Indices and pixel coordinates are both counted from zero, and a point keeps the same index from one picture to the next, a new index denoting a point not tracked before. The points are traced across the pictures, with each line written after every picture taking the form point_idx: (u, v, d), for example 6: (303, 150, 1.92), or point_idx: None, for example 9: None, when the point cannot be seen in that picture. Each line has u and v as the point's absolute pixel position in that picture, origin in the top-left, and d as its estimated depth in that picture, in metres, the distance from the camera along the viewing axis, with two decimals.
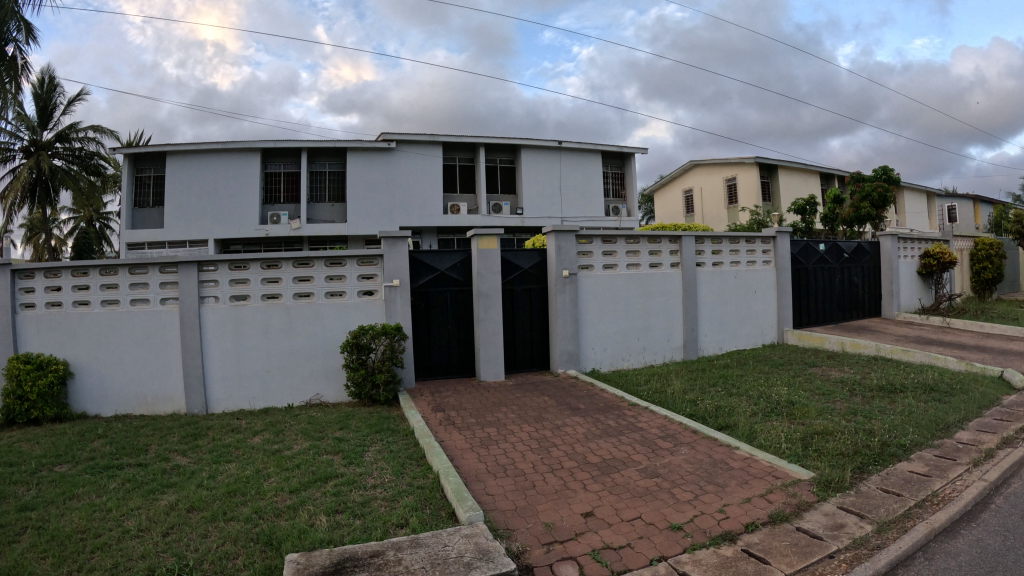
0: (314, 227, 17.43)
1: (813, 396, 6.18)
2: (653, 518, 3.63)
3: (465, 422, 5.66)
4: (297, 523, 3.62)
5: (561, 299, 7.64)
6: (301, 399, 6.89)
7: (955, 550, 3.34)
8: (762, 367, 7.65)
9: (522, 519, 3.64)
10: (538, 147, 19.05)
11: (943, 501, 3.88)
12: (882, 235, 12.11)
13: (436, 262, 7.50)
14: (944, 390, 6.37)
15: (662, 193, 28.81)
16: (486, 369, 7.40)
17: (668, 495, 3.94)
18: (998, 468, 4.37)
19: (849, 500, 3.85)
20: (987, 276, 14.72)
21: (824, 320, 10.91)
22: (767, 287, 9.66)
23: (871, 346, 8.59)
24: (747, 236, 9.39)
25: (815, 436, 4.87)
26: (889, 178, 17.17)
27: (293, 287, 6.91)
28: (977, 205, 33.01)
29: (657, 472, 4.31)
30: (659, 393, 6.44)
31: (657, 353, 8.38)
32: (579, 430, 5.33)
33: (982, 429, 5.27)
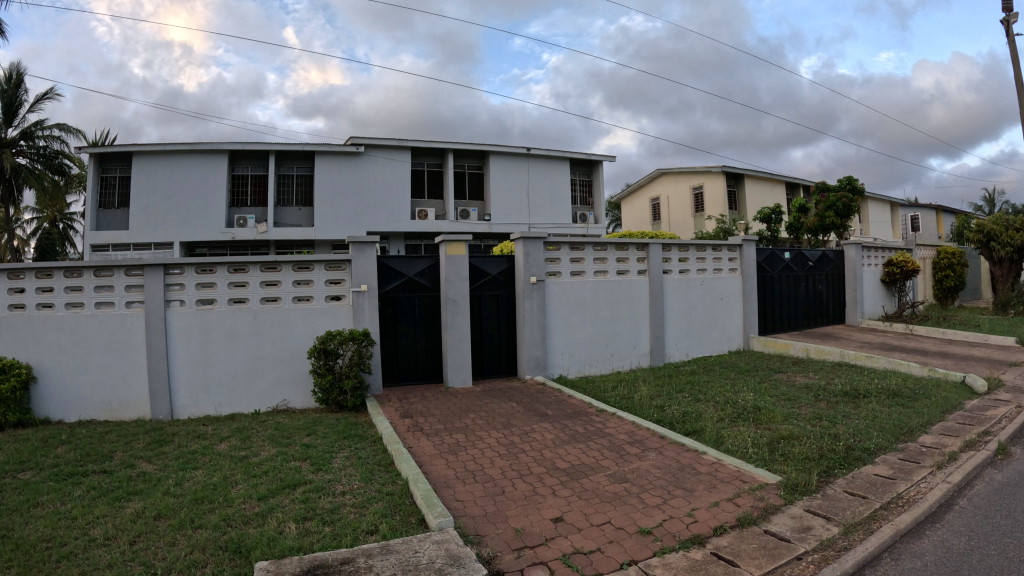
0: (281, 230, 17.27)
1: (779, 402, 6.27)
2: (623, 523, 3.65)
3: (434, 428, 5.65)
4: (266, 530, 3.57)
5: (529, 305, 7.67)
6: (268, 405, 6.81)
7: (920, 550, 3.41)
8: (727, 373, 7.75)
9: (492, 524, 3.65)
10: (506, 153, 19.12)
11: (908, 503, 3.96)
12: (846, 244, 12.35)
13: (404, 268, 7.48)
14: (907, 395, 6.52)
15: (630, 201, 29.05)
16: (453, 375, 7.38)
17: (637, 499, 3.97)
18: (960, 469, 4.47)
19: (816, 503, 3.92)
20: (949, 285, 15.11)
21: (789, 328, 11.09)
22: (732, 294, 9.79)
23: (834, 352, 8.75)
24: (713, 245, 9.52)
25: (782, 441, 4.94)
26: (853, 189, 17.53)
27: (261, 292, 6.85)
28: (940, 214, 33.82)
29: (626, 478, 4.34)
30: (625, 400, 6.49)
31: (624, 360, 8.44)
32: (547, 436, 5.35)
33: (945, 433, 5.39)
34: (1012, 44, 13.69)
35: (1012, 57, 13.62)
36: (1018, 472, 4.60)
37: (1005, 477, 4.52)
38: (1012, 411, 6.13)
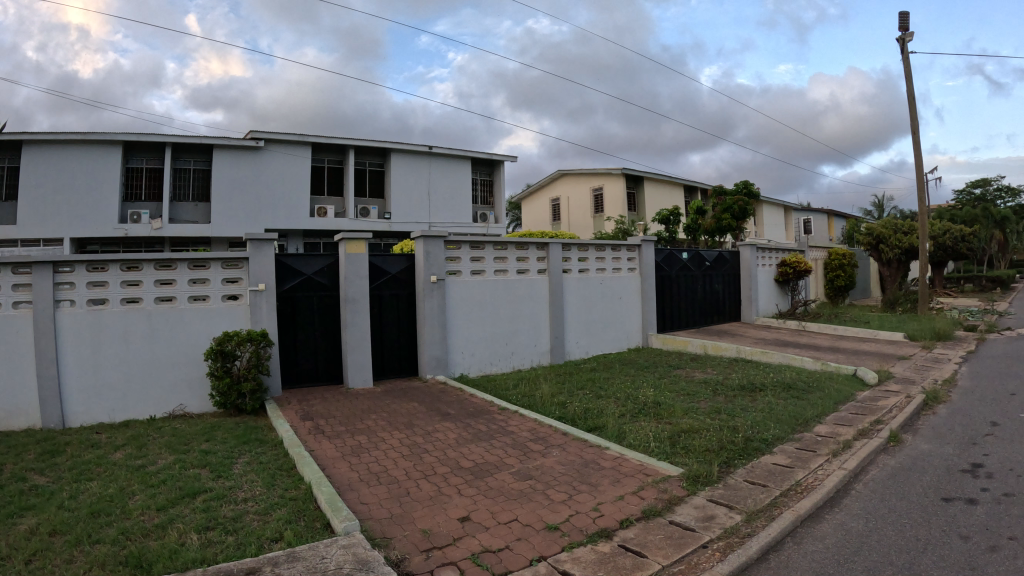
0: (178, 227, 16.52)
1: (679, 396, 6.50)
2: (529, 519, 3.69)
3: (335, 430, 5.53)
4: (167, 542, 3.40)
5: (429, 304, 7.63)
6: (164, 410, 6.50)
7: (822, 534, 3.61)
8: (626, 370, 7.95)
9: (398, 526, 3.61)
10: (409, 151, 18.96)
11: (807, 489, 4.18)
12: (742, 245, 12.95)
13: (303, 266, 7.32)
14: (801, 388, 6.90)
15: (531, 201, 29.42)
16: (355, 376, 7.25)
17: (541, 496, 4.02)
18: (855, 456, 4.76)
19: (718, 492, 4.08)
20: (840, 284, 16.10)
21: (687, 325, 11.52)
22: (631, 293, 10.08)
23: (731, 348, 9.16)
24: (612, 245, 9.78)
25: (682, 435, 5.13)
26: (749, 193, 18.38)
27: (154, 291, 6.52)
28: (831, 218, 35.97)
29: (529, 475, 4.39)
30: (528, 397, 6.57)
31: (525, 358, 8.54)
32: (450, 435, 5.35)
33: (838, 423, 5.74)
34: (907, 61, 14.74)
35: (905, 72, 14.69)
36: (905, 457, 4.96)
37: (894, 461, 4.85)
38: (897, 402, 6.61)
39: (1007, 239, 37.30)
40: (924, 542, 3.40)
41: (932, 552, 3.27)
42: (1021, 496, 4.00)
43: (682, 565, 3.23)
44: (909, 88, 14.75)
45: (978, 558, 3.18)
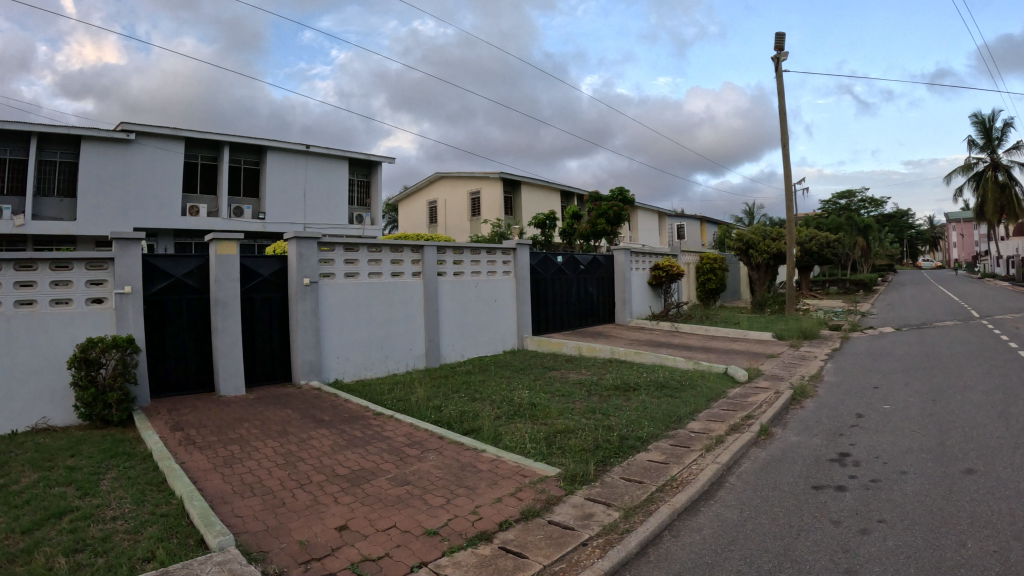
0: (41, 224, 15.25)
1: (555, 398, 6.63)
2: (408, 525, 3.65)
3: (208, 440, 5.27)
4: (31, 569, 3.10)
5: (302, 307, 7.41)
6: (24, 424, 5.93)
7: (697, 525, 3.78)
8: (502, 372, 8.06)
9: (274, 539, 3.47)
10: (285, 149, 18.43)
11: (682, 484, 4.36)
12: (616, 249, 13.42)
13: (171, 268, 6.93)
14: (675, 387, 7.21)
15: (406, 205, 29.18)
16: (225, 383, 6.96)
17: (420, 501, 3.99)
18: (727, 450, 5.03)
19: (595, 491, 4.20)
20: (711, 286, 17.02)
21: (562, 327, 11.80)
22: (506, 296, 10.24)
23: (605, 350, 9.45)
24: (487, 249, 9.89)
25: (557, 435, 5.24)
26: (623, 199, 19.18)
27: (14, 294, 5.93)
28: (704, 224, 38.06)
29: (407, 480, 4.35)
30: (403, 401, 6.51)
31: (400, 362, 8.45)
32: (325, 442, 5.22)
33: (710, 419, 6.05)
34: (781, 79, 15.72)
35: (779, 90, 15.68)
36: (776, 449, 5.29)
37: (764, 454, 5.16)
38: (768, 397, 7.05)
39: (865, 241, 40.74)
40: (796, 529, 3.63)
41: (805, 537, 3.50)
42: (883, 481, 4.37)
43: (562, 563, 3.29)
44: (781, 104, 15.76)
45: (850, 541, 3.43)
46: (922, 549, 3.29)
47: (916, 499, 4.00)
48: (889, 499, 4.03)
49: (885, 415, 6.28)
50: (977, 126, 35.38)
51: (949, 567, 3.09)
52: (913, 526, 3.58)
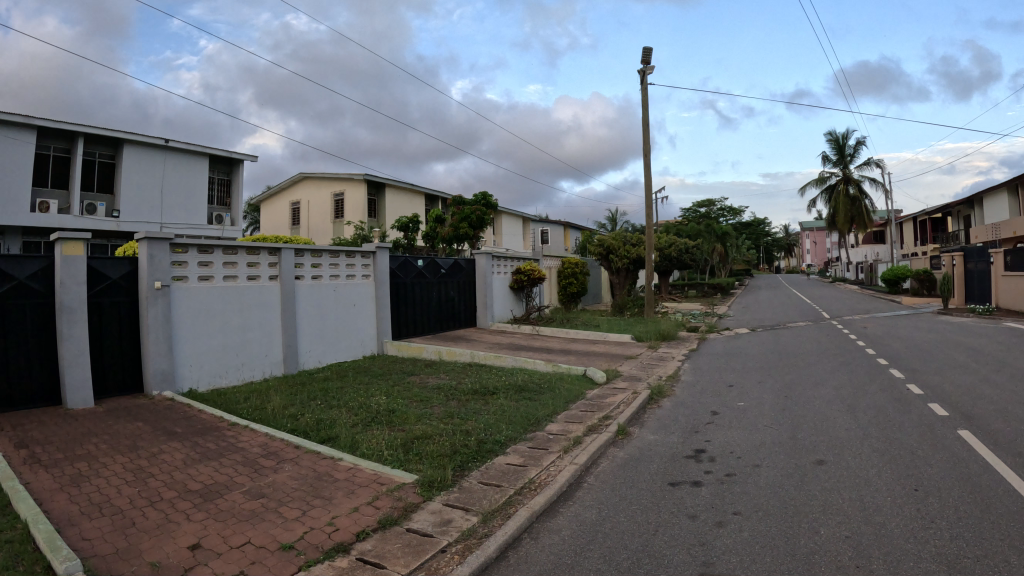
0: None
1: (414, 403, 6.57)
2: (263, 541, 3.49)
3: (53, 459, 4.85)
4: None
5: (152, 313, 6.94)
6: None
7: (557, 526, 3.83)
8: (361, 378, 7.87)
9: (125, 562, 3.23)
10: (143, 143, 17.46)
11: (541, 486, 4.41)
12: (478, 253, 13.57)
13: (13, 270, 6.35)
14: (533, 389, 7.35)
15: (267, 205, 28.31)
16: (72, 395, 6.47)
17: (275, 515, 3.83)
18: (585, 451, 5.14)
19: (453, 496, 4.19)
20: (573, 290, 17.57)
21: (422, 331, 11.80)
22: (365, 300, 10.09)
23: (465, 354, 9.52)
24: (346, 252, 9.71)
25: (415, 441, 5.20)
26: (486, 204, 19.26)
27: None
28: (568, 230, 39.65)
29: (262, 493, 4.18)
30: (258, 411, 6.24)
31: (257, 369, 8.07)
32: (178, 456, 4.92)
33: (569, 420, 6.22)
34: (646, 91, 16.45)
35: (643, 101, 16.37)
36: (634, 448, 5.46)
37: (623, 453, 5.32)
38: (626, 397, 7.35)
39: (723, 247, 43.32)
40: (657, 525, 3.75)
41: (665, 533, 3.63)
42: (738, 475, 4.65)
43: (421, 572, 3.24)
44: (645, 116, 16.48)
45: (708, 534, 3.60)
46: (775, 539, 3.51)
47: (768, 491, 4.28)
48: (744, 493, 4.27)
49: (740, 412, 6.72)
50: (832, 143, 38.26)
51: (803, 555, 3.32)
52: (766, 518, 3.81)
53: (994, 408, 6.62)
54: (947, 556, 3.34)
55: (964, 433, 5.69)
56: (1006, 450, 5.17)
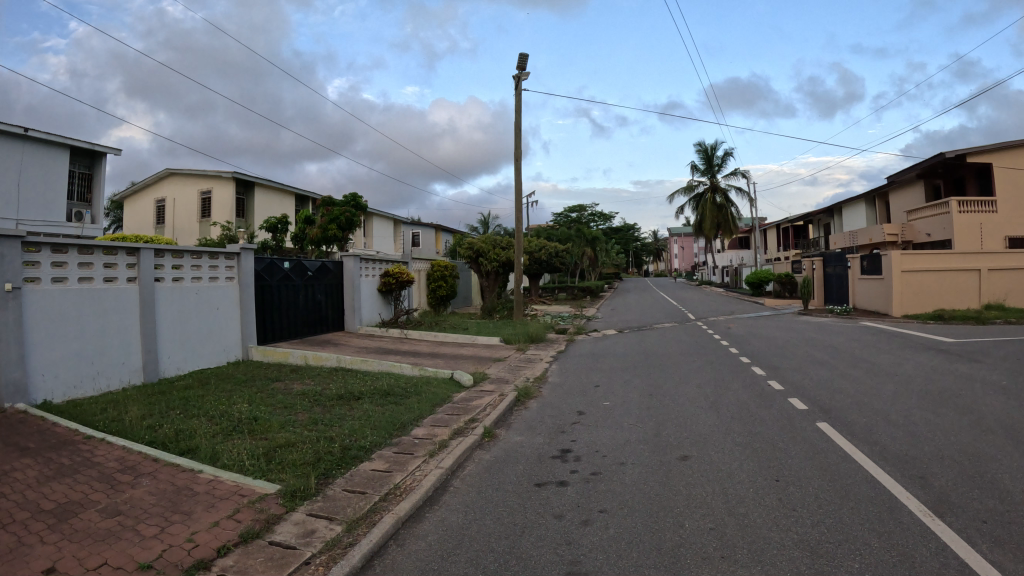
0: None
1: (276, 410, 6.41)
2: (120, 561, 3.30)
3: None
4: None
5: (2, 317, 6.34)
6: None
7: (424, 532, 3.89)
8: (223, 385, 7.53)
9: None
10: (3, 130, 15.99)
11: (404, 492, 4.48)
12: (345, 256, 13.49)
13: None
14: (398, 394, 7.38)
15: (124, 200, 26.74)
16: None
17: (133, 533, 3.63)
18: (451, 455, 5.27)
19: (316, 506, 4.18)
20: (441, 293, 17.78)
21: (289, 335, 11.59)
22: (229, 304, 9.73)
23: (331, 359, 9.57)
24: (209, 252, 9.36)
25: (278, 449, 5.10)
26: (356, 205, 18.44)
27: None
28: (438, 233, 40.49)
29: (119, 510, 3.94)
30: (115, 422, 5.85)
31: (114, 378, 7.53)
32: (26, 473, 4.54)
33: (434, 424, 6.35)
34: (520, 97, 16.86)
35: (517, 107, 16.78)
36: (500, 450, 5.69)
37: (488, 455, 5.52)
38: (492, 400, 7.61)
39: (593, 252, 44.95)
40: (524, 526, 3.87)
41: (531, 534, 3.74)
42: (603, 473, 4.87)
43: None
44: (518, 122, 16.90)
45: (574, 532, 3.75)
46: (640, 535, 3.69)
47: (631, 488, 4.50)
48: (609, 490, 4.48)
49: (605, 411, 7.06)
50: (701, 154, 40.33)
51: (668, 548, 3.49)
52: (631, 514, 4.00)
53: (849, 401, 7.19)
54: (810, 543, 3.55)
55: (822, 426, 6.13)
56: (863, 441, 5.60)
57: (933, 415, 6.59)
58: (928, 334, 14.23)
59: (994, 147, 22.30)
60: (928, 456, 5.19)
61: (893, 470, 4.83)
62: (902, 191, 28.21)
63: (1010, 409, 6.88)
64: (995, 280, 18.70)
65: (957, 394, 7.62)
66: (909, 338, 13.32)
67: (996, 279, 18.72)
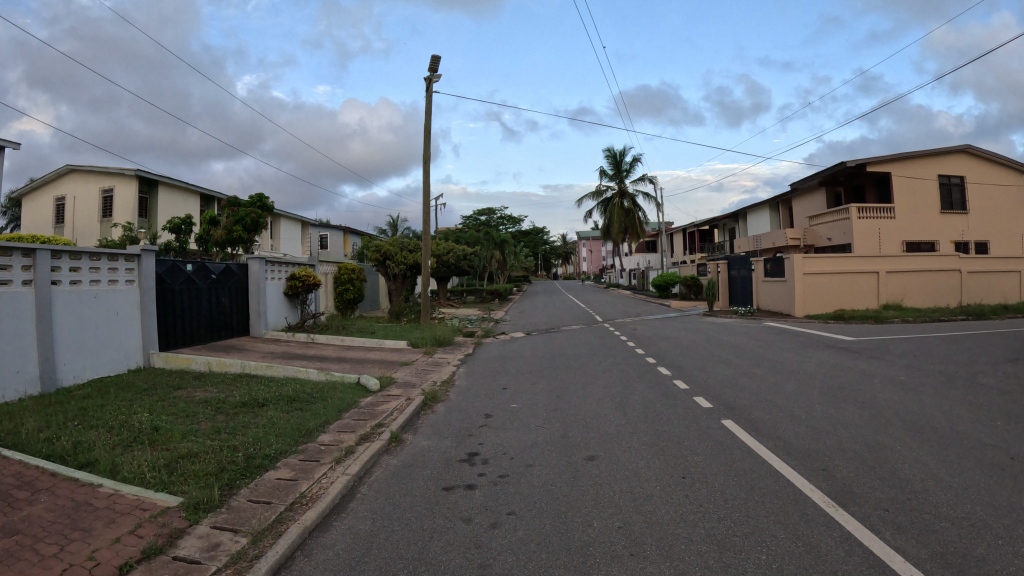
0: None
1: (177, 419, 6.14)
2: None
3: None
4: None
5: None
6: None
7: (330, 541, 3.82)
8: (121, 394, 7.14)
9: None
10: None
11: (311, 501, 4.39)
12: (250, 258, 13.10)
13: None
14: (303, 400, 7.22)
15: (21, 198, 25.14)
16: None
17: (28, 553, 3.39)
18: (358, 461, 5.21)
19: (221, 518, 4.02)
20: (349, 297, 17.58)
21: (192, 341, 11.14)
22: (129, 308, 9.25)
23: (235, 364, 9.27)
24: (107, 253, 8.88)
25: (180, 460, 4.89)
26: (262, 206, 17.95)
27: None
28: (347, 235, 40.14)
29: (13, 530, 3.67)
30: (8, 435, 5.42)
31: (10, 389, 6.96)
32: None
33: (342, 430, 6.25)
34: (431, 99, 16.79)
35: (428, 109, 16.71)
36: (407, 454, 5.68)
37: (396, 461, 5.49)
38: (399, 404, 7.56)
39: (501, 255, 45.88)
40: (433, 531, 3.86)
41: (440, 539, 3.73)
42: (511, 475, 4.90)
43: None
44: (428, 123, 16.81)
45: (483, 536, 3.76)
46: (549, 535, 3.73)
47: (539, 489, 4.55)
48: (517, 492, 4.52)
49: (511, 413, 7.13)
50: (610, 159, 41.28)
51: (578, 548, 3.55)
52: (540, 515, 4.04)
53: (753, 398, 7.50)
54: (717, 537, 3.68)
55: (727, 423, 6.36)
56: (767, 436, 5.85)
57: (833, 409, 6.95)
58: (828, 333, 15.02)
59: (890, 157, 23.77)
60: (830, 449, 5.46)
61: (797, 464, 5.06)
62: (803, 198, 29.72)
63: (903, 402, 7.34)
64: (893, 281, 19.98)
65: (856, 390, 8.07)
66: (808, 337, 14.01)
67: (893, 280, 20.00)
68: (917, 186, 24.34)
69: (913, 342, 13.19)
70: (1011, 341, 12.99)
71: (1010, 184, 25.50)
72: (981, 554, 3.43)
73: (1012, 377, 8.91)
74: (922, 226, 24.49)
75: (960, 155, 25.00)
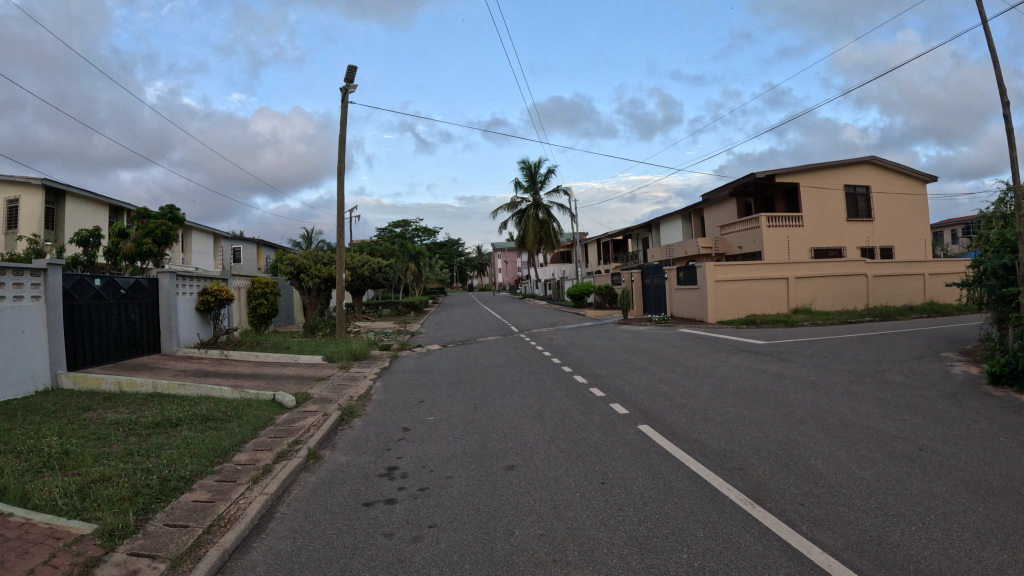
0: None
1: (86, 442, 5.81)
2: None
3: None
4: None
5: None
6: None
7: (251, 563, 3.69)
8: (24, 418, 6.68)
9: None
10: None
11: (229, 522, 4.24)
12: (161, 272, 12.54)
13: None
14: (218, 418, 6.97)
15: None
16: None
17: None
18: (276, 480, 5.07)
19: (137, 544, 3.82)
20: (263, 311, 17.12)
21: (101, 360, 10.57)
22: (35, 326, 8.69)
23: (146, 384, 8.82)
24: (13, 268, 8.34)
25: (92, 484, 4.63)
26: (173, 218, 17.16)
27: None
28: (261, 248, 39.29)
29: None
30: None
31: None
32: None
33: (258, 449, 6.06)
34: (345, 109, 16.60)
35: (342, 119, 16.52)
36: (326, 471, 5.56)
37: (315, 477, 5.37)
38: (316, 420, 7.39)
39: (418, 265, 45.63)
40: (354, 548, 3.78)
41: (363, 555, 3.67)
42: (431, 488, 4.88)
43: None
44: (343, 133, 16.62)
45: (406, 550, 3.71)
46: (472, 546, 3.72)
47: (459, 501, 4.54)
48: (438, 504, 4.50)
49: (429, 426, 7.08)
50: (526, 171, 41.74)
51: (503, 557, 3.56)
52: (460, 526, 4.03)
53: (669, 403, 7.70)
54: (640, 539, 3.76)
55: (643, 428, 6.50)
56: (682, 440, 6.02)
57: (745, 410, 7.23)
58: (740, 337, 15.59)
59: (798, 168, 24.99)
60: (745, 449, 5.66)
61: (712, 464, 5.24)
62: (715, 207, 30.84)
63: (815, 401, 7.69)
64: (802, 287, 20.99)
65: (770, 391, 8.40)
66: (723, 342, 14.48)
67: (803, 284, 21.01)
68: (824, 195, 25.67)
69: (822, 343, 13.85)
70: (911, 340, 13.79)
71: (908, 193, 27.21)
72: (894, 541, 3.63)
73: (914, 374, 9.47)
74: (829, 232, 25.81)
75: (864, 166, 26.48)
